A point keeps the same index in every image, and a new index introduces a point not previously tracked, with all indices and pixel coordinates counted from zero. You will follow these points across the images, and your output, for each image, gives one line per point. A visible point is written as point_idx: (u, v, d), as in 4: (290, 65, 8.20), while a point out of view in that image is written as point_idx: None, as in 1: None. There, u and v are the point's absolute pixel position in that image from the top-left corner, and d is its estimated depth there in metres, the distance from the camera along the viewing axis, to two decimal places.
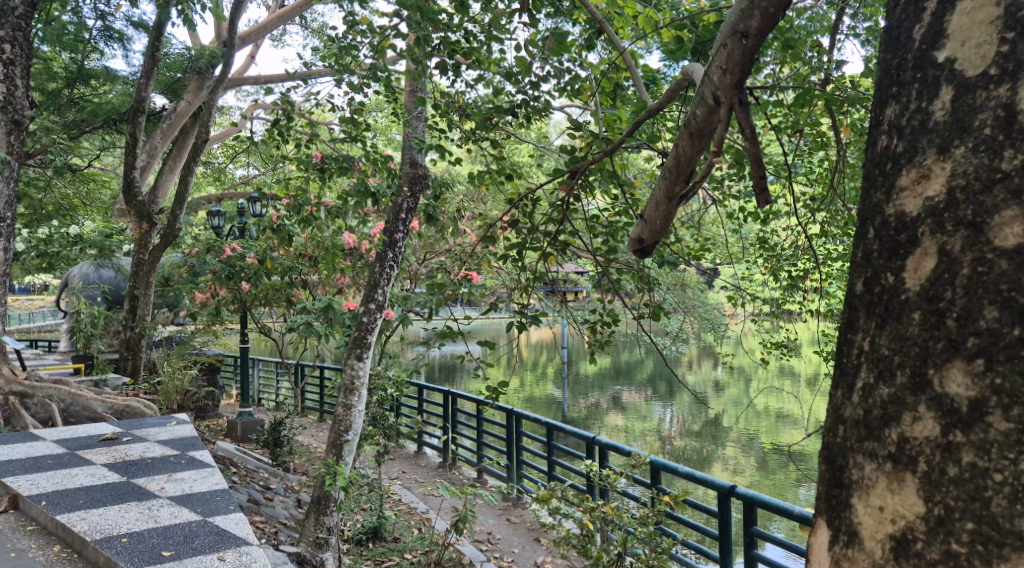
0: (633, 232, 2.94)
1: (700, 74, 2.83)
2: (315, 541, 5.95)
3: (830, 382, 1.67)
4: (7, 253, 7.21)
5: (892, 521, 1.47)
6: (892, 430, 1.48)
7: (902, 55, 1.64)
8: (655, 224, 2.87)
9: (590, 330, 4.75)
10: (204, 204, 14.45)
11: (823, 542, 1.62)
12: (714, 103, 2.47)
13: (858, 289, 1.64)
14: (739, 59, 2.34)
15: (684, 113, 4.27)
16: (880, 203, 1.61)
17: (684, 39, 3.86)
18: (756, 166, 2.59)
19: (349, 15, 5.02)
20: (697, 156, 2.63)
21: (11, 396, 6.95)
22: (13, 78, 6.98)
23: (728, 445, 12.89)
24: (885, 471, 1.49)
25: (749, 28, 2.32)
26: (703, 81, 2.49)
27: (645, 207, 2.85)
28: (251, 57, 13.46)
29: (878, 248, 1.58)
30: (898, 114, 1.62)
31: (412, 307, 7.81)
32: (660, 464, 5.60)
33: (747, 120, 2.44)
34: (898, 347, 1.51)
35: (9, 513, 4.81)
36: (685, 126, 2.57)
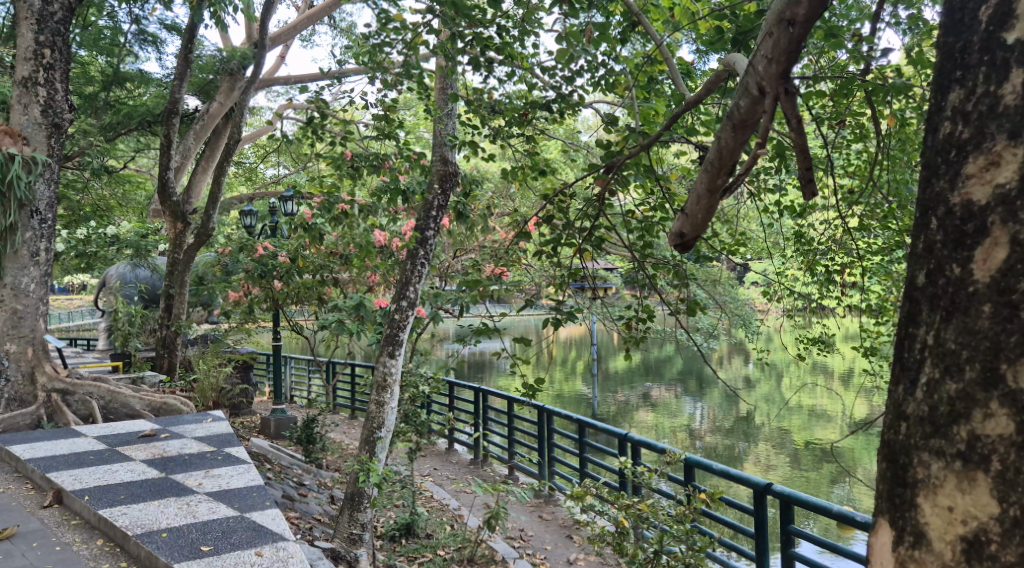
0: (673, 227, 2.88)
1: (740, 65, 2.82)
2: (349, 537, 6.06)
3: (892, 378, 1.89)
4: (51, 254, 7.35)
5: (963, 522, 1.70)
6: (962, 428, 1.71)
7: (967, 37, 1.83)
8: (695, 219, 2.82)
9: (624, 326, 4.67)
10: (237, 204, 14.64)
11: (886, 542, 1.87)
12: (758, 94, 2.47)
13: (920, 280, 1.85)
14: (785, 47, 2.39)
15: (723, 107, 4.20)
16: (944, 191, 1.82)
17: (724, 30, 3.81)
18: (803, 158, 2.56)
19: (382, 13, 5.05)
20: (739, 149, 2.62)
21: (53, 393, 7.04)
22: (52, 83, 7.11)
23: (761, 442, 12.80)
24: (955, 470, 1.71)
25: (796, 15, 2.38)
26: (746, 73, 2.51)
27: (685, 202, 2.81)
28: (281, 57, 13.63)
29: (942, 240, 1.80)
30: (963, 98, 1.82)
31: (444, 305, 7.93)
32: (694, 462, 5.52)
33: (793, 110, 2.43)
34: (963, 340, 1.73)
35: (53, 508, 4.92)
36: (727, 118, 2.57)
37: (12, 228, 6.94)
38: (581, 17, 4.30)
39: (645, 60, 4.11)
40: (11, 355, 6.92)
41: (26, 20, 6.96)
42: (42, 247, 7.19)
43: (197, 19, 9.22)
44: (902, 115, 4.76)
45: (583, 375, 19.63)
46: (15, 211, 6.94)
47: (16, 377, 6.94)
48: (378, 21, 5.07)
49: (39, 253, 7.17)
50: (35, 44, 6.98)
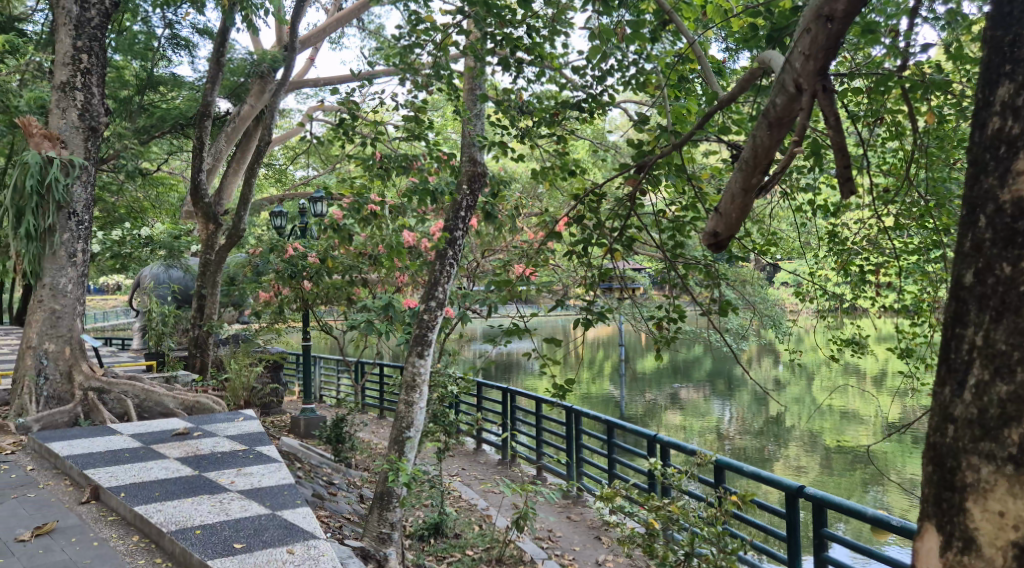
0: (708, 227, 2.83)
1: (775, 64, 2.82)
2: (378, 536, 6.09)
3: (938, 381, 1.87)
4: (87, 254, 7.48)
5: (1013, 527, 1.69)
6: (1013, 432, 1.69)
7: (1016, 32, 1.82)
8: (730, 218, 2.77)
9: (655, 326, 4.62)
10: (267, 205, 14.81)
11: (932, 548, 1.85)
12: (795, 91, 2.48)
13: (967, 280, 1.82)
14: (823, 43, 2.43)
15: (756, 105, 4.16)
16: (993, 188, 1.79)
17: (759, 27, 3.75)
18: (842, 156, 2.53)
19: (412, 15, 5.06)
20: (775, 148, 2.60)
21: (90, 391, 7.17)
22: (89, 87, 7.25)
23: (792, 444, 12.64)
24: (1006, 474, 1.70)
25: (834, 12, 2.42)
26: (782, 71, 2.53)
27: (719, 201, 2.77)
28: (311, 59, 13.79)
29: (991, 237, 1.77)
30: (1013, 93, 1.79)
31: (472, 305, 8.06)
32: (726, 464, 5.45)
33: (832, 105, 2.43)
34: (1014, 342, 1.70)
35: (90, 505, 5.01)
36: (763, 116, 2.57)
37: (50, 229, 7.09)
38: (613, 16, 4.28)
39: (677, 58, 4.07)
40: (49, 354, 7.05)
41: (64, 27, 7.11)
42: (79, 248, 7.33)
43: (228, 23, 9.35)
44: (940, 112, 4.66)
45: (611, 375, 19.60)
46: (53, 213, 7.08)
47: (54, 376, 7.07)
48: (409, 22, 5.09)
49: (76, 254, 7.30)
50: (73, 49, 7.12)
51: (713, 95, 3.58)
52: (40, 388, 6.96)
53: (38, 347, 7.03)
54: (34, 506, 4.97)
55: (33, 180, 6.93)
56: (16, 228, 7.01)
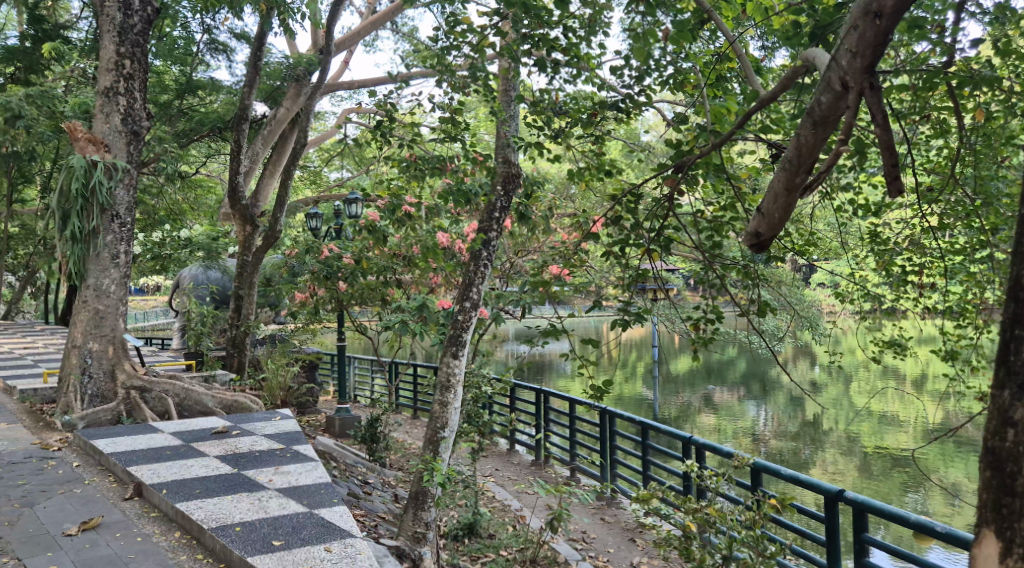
0: (750, 227, 2.86)
1: (821, 59, 2.84)
2: (413, 535, 6.15)
3: (998, 386, 2.23)
4: (130, 256, 7.62)
5: None
6: None
7: None
8: (773, 217, 2.80)
9: (692, 327, 4.58)
10: (302, 207, 14.99)
11: (990, 553, 2.22)
12: (841, 89, 2.56)
13: None
14: (871, 40, 2.50)
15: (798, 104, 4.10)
16: None
17: (801, 26, 3.70)
18: (889, 154, 2.58)
19: (450, 17, 5.09)
20: (820, 146, 2.66)
21: (132, 389, 7.32)
22: (132, 93, 7.40)
23: (829, 447, 12.46)
24: None
25: (883, 8, 2.49)
26: (828, 69, 2.60)
27: (762, 201, 2.79)
28: (345, 63, 13.95)
29: None
30: None
31: (505, 305, 8.02)
32: (763, 466, 5.38)
33: (878, 102, 2.54)
34: None
35: (134, 500, 5.12)
36: (808, 115, 2.63)
37: (94, 231, 7.26)
38: (653, 16, 4.25)
39: (717, 58, 4.04)
40: (93, 353, 7.23)
41: (108, 33, 7.27)
42: (121, 250, 7.48)
43: (266, 28, 9.48)
44: (987, 109, 4.56)
45: (645, 376, 19.51)
46: (97, 216, 7.25)
47: (98, 375, 7.24)
48: (446, 24, 5.11)
49: (119, 255, 7.45)
50: (117, 55, 7.28)
51: (753, 94, 3.56)
52: (84, 386, 7.15)
53: (83, 346, 7.20)
54: (80, 502, 5.09)
55: (78, 184, 7.09)
56: (62, 230, 7.19)
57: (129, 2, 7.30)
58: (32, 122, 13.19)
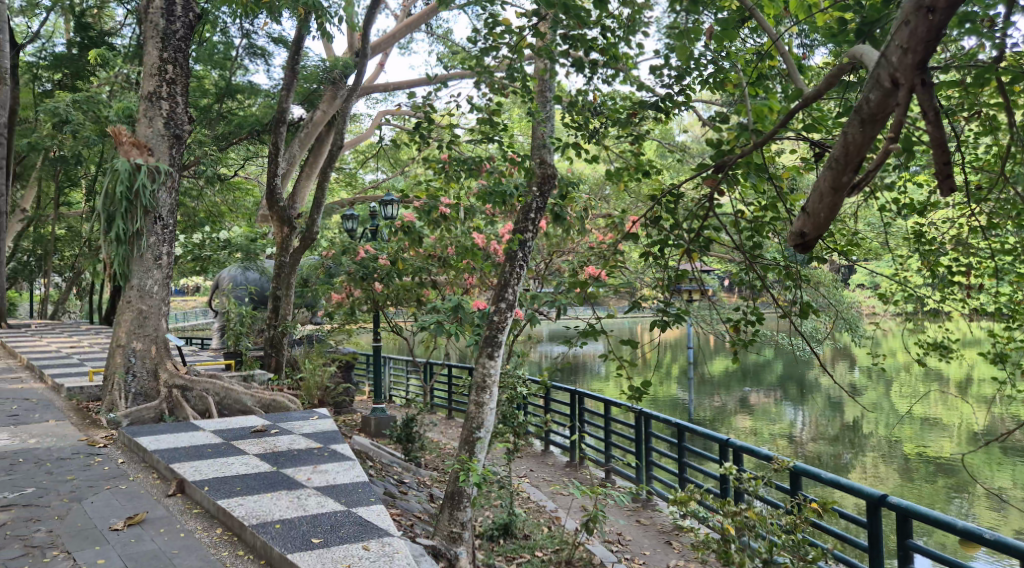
0: (794, 227, 2.83)
1: (870, 55, 2.79)
2: (450, 535, 6.17)
3: None
4: (172, 256, 7.74)
5: None
6: None
7: None
8: (818, 217, 2.77)
9: (732, 329, 4.52)
10: (339, 209, 15.16)
11: None
12: (890, 86, 2.53)
13: None
14: (923, 35, 2.46)
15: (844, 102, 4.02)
16: None
17: (847, 23, 3.63)
18: (941, 153, 2.53)
19: (490, 18, 5.10)
20: (869, 144, 2.62)
21: (174, 388, 7.46)
22: (174, 97, 7.54)
23: (870, 451, 12.24)
24: None
25: (936, 3, 2.44)
26: (878, 66, 2.57)
27: (808, 200, 2.76)
28: (380, 65, 14.10)
29: None
30: None
31: (541, 306, 8.00)
32: (803, 470, 5.30)
33: (929, 99, 2.49)
34: None
35: (177, 497, 5.21)
36: (856, 113, 2.61)
37: (138, 233, 7.42)
38: (694, 15, 4.21)
39: (760, 57, 3.99)
40: (137, 353, 7.38)
41: (152, 39, 7.42)
42: (164, 251, 7.63)
43: (303, 33, 9.61)
44: None
45: (679, 378, 19.35)
46: (141, 218, 7.40)
47: (142, 374, 7.40)
48: (486, 25, 5.12)
49: (161, 257, 7.60)
50: (160, 61, 7.43)
51: (797, 92, 3.49)
52: (128, 385, 7.32)
53: (127, 346, 7.37)
54: (125, 498, 5.20)
55: (123, 187, 7.25)
56: (107, 232, 7.36)
57: (171, 8, 7.45)
58: (78, 127, 13.52)
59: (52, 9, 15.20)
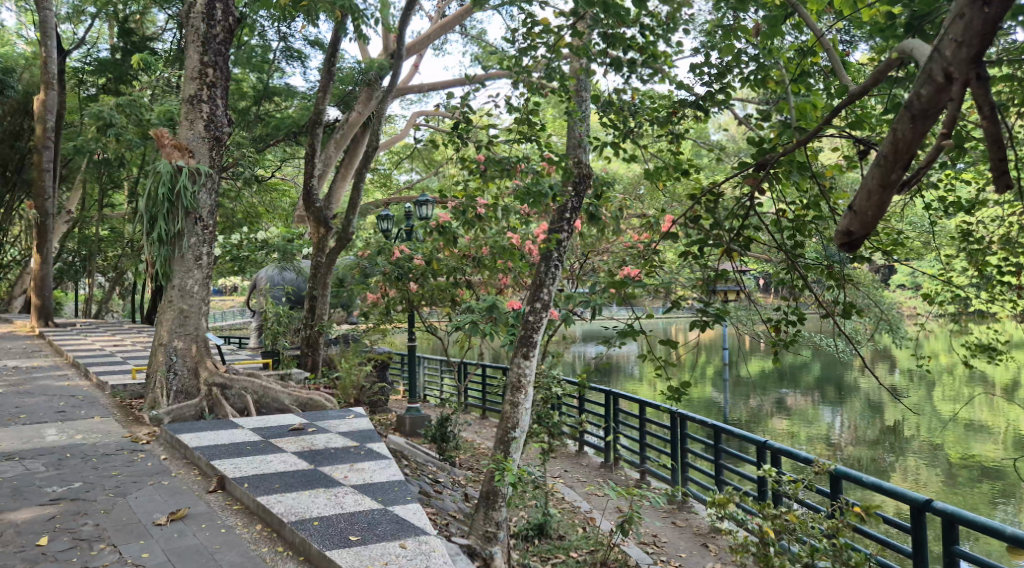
0: (841, 225, 2.78)
1: (922, 50, 2.75)
2: (485, 535, 6.18)
3: None
4: (212, 257, 7.86)
5: None
6: None
7: None
8: (866, 215, 2.72)
9: (772, 329, 4.45)
10: (374, 209, 15.29)
11: None
12: (945, 80, 2.49)
13: None
14: (978, 29, 2.42)
15: (890, 97, 3.94)
16: None
17: (895, 18, 3.55)
18: (997, 148, 2.48)
19: (527, 18, 5.09)
20: (920, 139, 2.57)
21: (214, 386, 7.55)
22: (214, 100, 7.67)
23: (911, 455, 12.00)
24: None
25: None
26: (930, 60, 2.53)
27: (855, 196, 2.71)
28: (415, 66, 14.20)
29: None
30: None
31: (575, 305, 7.97)
32: (843, 473, 5.20)
33: (984, 94, 2.44)
34: None
35: (217, 493, 5.30)
36: (907, 108, 2.56)
37: (180, 234, 7.55)
38: (735, 12, 4.16)
39: (804, 53, 3.93)
40: (178, 351, 7.53)
41: (193, 43, 7.55)
42: (204, 251, 7.75)
43: (340, 35, 9.71)
44: None
45: (714, 379, 19.13)
46: (182, 219, 7.53)
47: (183, 371, 7.54)
48: (523, 25, 5.12)
49: (202, 256, 7.71)
50: (201, 64, 7.56)
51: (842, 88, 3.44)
52: (170, 382, 7.47)
53: (169, 344, 7.52)
54: (168, 493, 5.30)
55: (165, 188, 7.38)
56: (150, 233, 7.50)
57: (212, 12, 7.56)
58: (121, 130, 13.82)
59: (97, 15, 15.56)
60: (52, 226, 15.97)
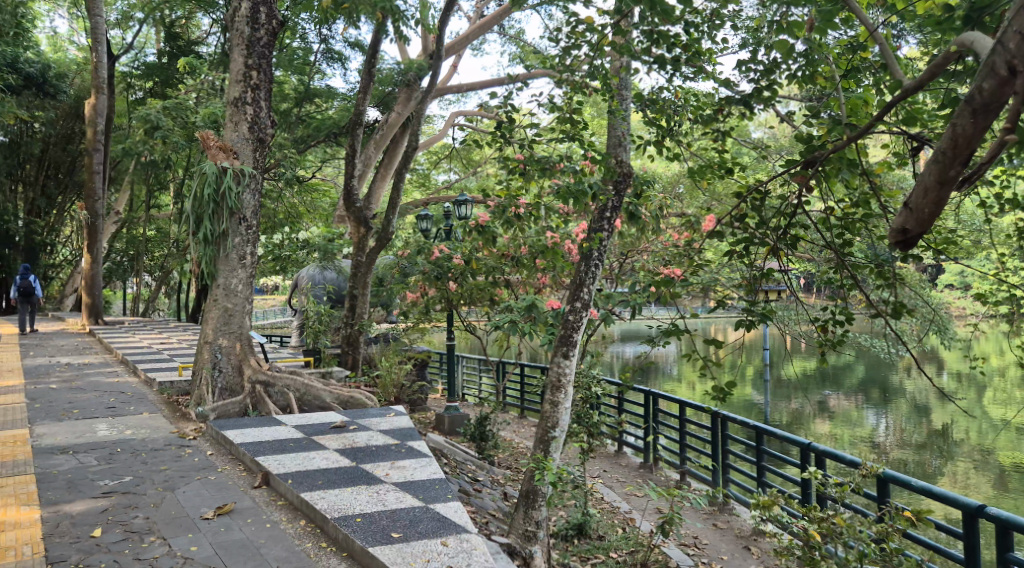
0: (895, 223, 2.75)
1: (983, 45, 2.70)
2: (525, 534, 6.19)
3: None
4: (256, 256, 7.97)
5: None
6: None
7: None
8: (922, 212, 2.68)
9: (820, 329, 4.36)
10: (413, 209, 15.41)
11: None
12: (1007, 73, 2.44)
13: None
14: None
15: (944, 92, 3.83)
16: None
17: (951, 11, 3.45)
18: None
19: (570, 17, 5.07)
20: (981, 136, 2.52)
21: (258, 383, 7.67)
22: (258, 102, 7.79)
23: (960, 460, 11.71)
24: None
25: None
26: (992, 55, 2.49)
27: (910, 193, 2.68)
28: (454, 67, 14.30)
29: None
30: None
31: (614, 305, 7.93)
32: (891, 477, 5.08)
33: None
34: None
35: (262, 489, 5.39)
36: (967, 103, 2.51)
37: (225, 234, 7.67)
38: (785, 7, 4.09)
39: (857, 47, 3.84)
40: (223, 349, 7.70)
41: (238, 46, 7.70)
42: (248, 251, 7.87)
43: (380, 36, 9.78)
44: None
45: (755, 380, 18.87)
46: (227, 219, 7.65)
47: (227, 369, 7.70)
48: (566, 24, 5.11)
49: (246, 256, 7.84)
50: (245, 67, 7.69)
51: (896, 82, 3.35)
52: (215, 379, 7.62)
53: (214, 342, 7.69)
54: (215, 488, 5.40)
55: (211, 189, 7.51)
56: (196, 232, 7.63)
57: (256, 16, 7.69)
58: (168, 132, 14.13)
59: (145, 20, 15.92)
60: (102, 227, 16.37)
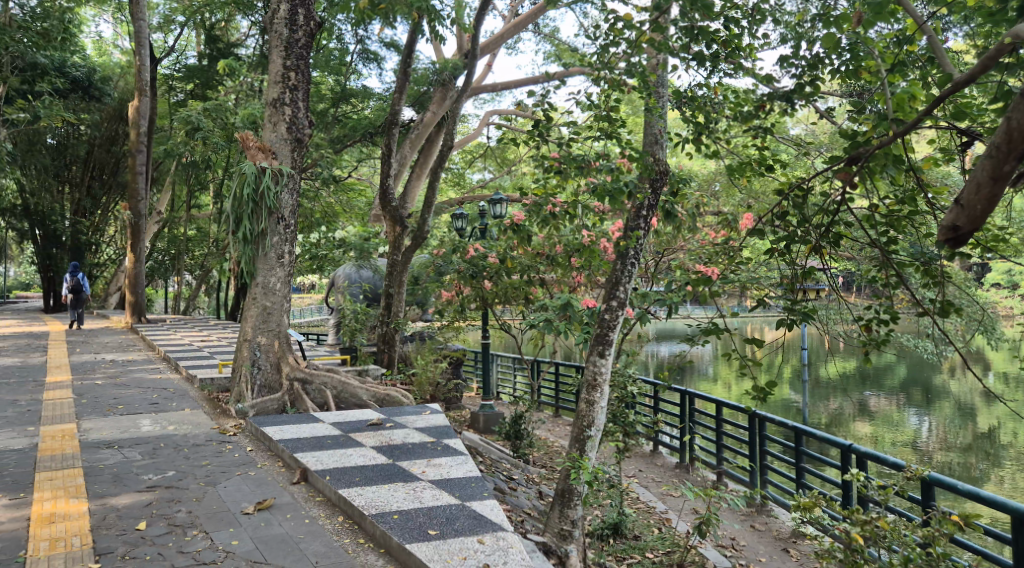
0: (947, 219, 2.77)
1: None
2: (560, 533, 6.18)
3: None
4: (294, 255, 8.06)
5: None
6: None
7: None
8: (974, 208, 2.70)
9: (863, 328, 4.28)
10: (448, 208, 15.47)
11: None
12: None
13: None
14: None
15: (994, 86, 3.73)
16: None
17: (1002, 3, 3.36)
18: None
19: (609, 14, 5.05)
20: None
21: (295, 381, 7.76)
22: (296, 102, 7.89)
23: (1006, 463, 11.42)
24: None
25: None
26: None
27: (963, 189, 2.70)
28: (488, 66, 14.31)
29: None
30: None
31: (650, 304, 7.88)
32: (936, 479, 4.96)
33: None
34: None
35: (301, 485, 5.45)
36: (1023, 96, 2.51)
37: (263, 233, 7.76)
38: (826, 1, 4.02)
39: (903, 41, 3.75)
40: (261, 347, 7.80)
41: (277, 48, 7.81)
42: (287, 249, 7.96)
43: (415, 36, 9.84)
44: None
45: (794, 381, 18.60)
46: (265, 218, 7.74)
47: (266, 366, 7.80)
48: (603, 20, 5.09)
49: (284, 255, 7.92)
50: (284, 69, 7.81)
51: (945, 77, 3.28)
52: (254, 376, 7.73)
53: (253, 340, 7.80)
54: (254, 484, 5.48)
55: (250, 189, 7.60)
56: (236, 232, 7.72)
57: (294, 18, 7.80)
58: (208, 133, 14.37)
59: (186, 24, 16.21)
60: (145, 226, 16.67)
